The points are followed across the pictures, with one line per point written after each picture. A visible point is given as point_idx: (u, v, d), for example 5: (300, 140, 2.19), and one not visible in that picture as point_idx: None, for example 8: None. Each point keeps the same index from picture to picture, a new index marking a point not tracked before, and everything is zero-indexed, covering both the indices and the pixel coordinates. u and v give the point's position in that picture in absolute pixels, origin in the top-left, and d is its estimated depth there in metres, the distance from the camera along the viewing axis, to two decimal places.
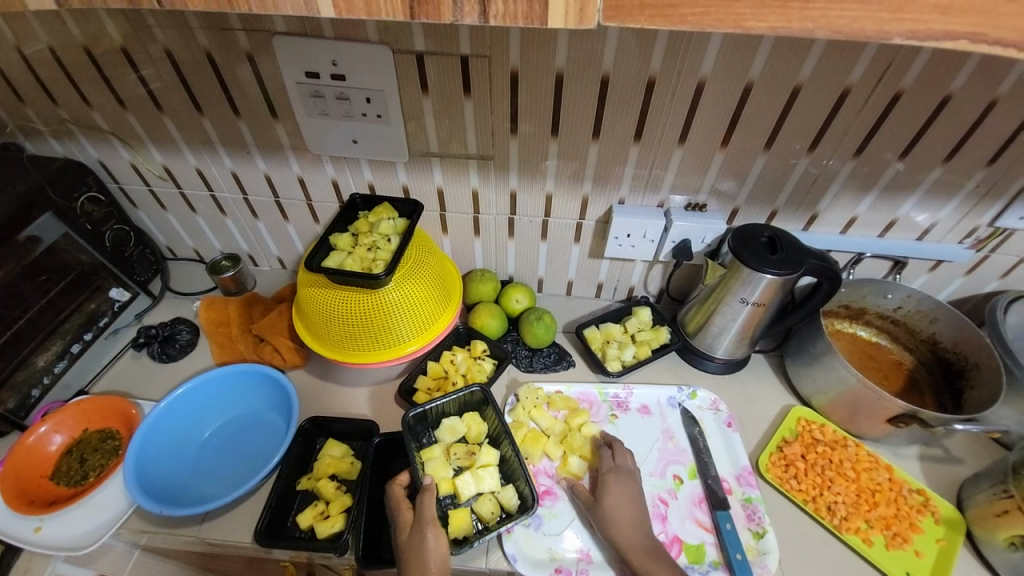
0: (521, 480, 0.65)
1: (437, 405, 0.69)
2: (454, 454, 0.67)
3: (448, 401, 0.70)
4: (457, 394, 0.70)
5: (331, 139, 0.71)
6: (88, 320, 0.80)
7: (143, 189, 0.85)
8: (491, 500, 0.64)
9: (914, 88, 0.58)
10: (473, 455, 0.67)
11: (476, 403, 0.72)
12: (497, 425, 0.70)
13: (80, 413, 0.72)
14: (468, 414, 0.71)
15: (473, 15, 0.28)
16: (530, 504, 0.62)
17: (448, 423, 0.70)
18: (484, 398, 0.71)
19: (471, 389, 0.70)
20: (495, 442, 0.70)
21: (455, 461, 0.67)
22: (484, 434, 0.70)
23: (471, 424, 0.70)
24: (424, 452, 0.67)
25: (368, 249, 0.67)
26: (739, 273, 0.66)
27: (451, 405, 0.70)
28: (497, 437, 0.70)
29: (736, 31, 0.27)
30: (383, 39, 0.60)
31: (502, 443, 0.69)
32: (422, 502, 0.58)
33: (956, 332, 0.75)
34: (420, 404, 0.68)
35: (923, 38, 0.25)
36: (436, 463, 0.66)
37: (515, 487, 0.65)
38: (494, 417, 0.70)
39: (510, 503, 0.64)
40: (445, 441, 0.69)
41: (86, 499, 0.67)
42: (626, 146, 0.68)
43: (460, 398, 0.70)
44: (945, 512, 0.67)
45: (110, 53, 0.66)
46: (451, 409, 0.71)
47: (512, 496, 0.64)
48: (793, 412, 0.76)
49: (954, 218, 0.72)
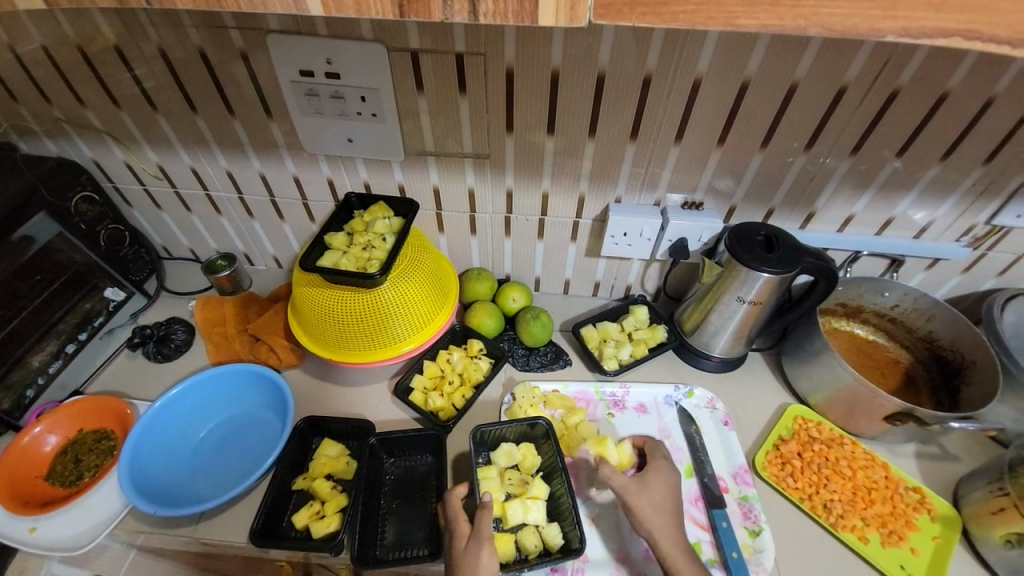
0: (568, 519, 0.63)
1: (496, 429, 0.69)
2: (508, 478, 0.66)
3: (509, 427, 0.69)
4: (518, 422, 0.69)
5: (327, 138, 0.71)
6: (82, 320, 0.79)
7: (138, 188, 0.85)
8: (534, 534, 0.62)
9: (911, 85, 0.57)
10: (526, 485, 0.65)
11: (535, 435, 0.70)
12: (553, 459, 0.68)
13: (74, 413, 0.71)
14: (525, 444, 0.70)
15: (462, 13, 0.27)
16: (576, 548, 0.60)
17: (505, 448, 0.69)
18: (545, 432, 0.69)
19: (533, 421, 0.69)
20: (548, 476, 0.68)
21: (509, 486, 0.66)
22: (538, 466, 0.68)
23: (526, 454, 0.69)
24: (481, 470, 0.66)
25: (364, 249, 0.67)
26: (736, 272, 0.66)
27: (510, 431, 0.69)
28: (550, 471, 0.68)
29: (728, 30, 0.26)
30: (377, 37, 0.60)
31: (555, 478, 0.66)
32: (480, 517, 0.57)
33: (953, 330, 0.75)
34: (485, 425, 0.68)
35: (917, 36, 0.25)
36: (492, 484, 0.65)
37: (561, 527, 0.63)
38: (551, 452, 0.69)
39: (553, 541, 0.61)
40: (500, 464, 0.68)
41: (81, 500, 0.67)
42: (622, 145, 0.67)
43: (520, 426, 0.69)
44: (941, 509, 0.67)
45: (104, 52, 0.65)
46: (510, 435, 0.70)
47: (555, 534, 0.62)
48: (790, 410, 0.76)
49: (951, 217, 0.71)
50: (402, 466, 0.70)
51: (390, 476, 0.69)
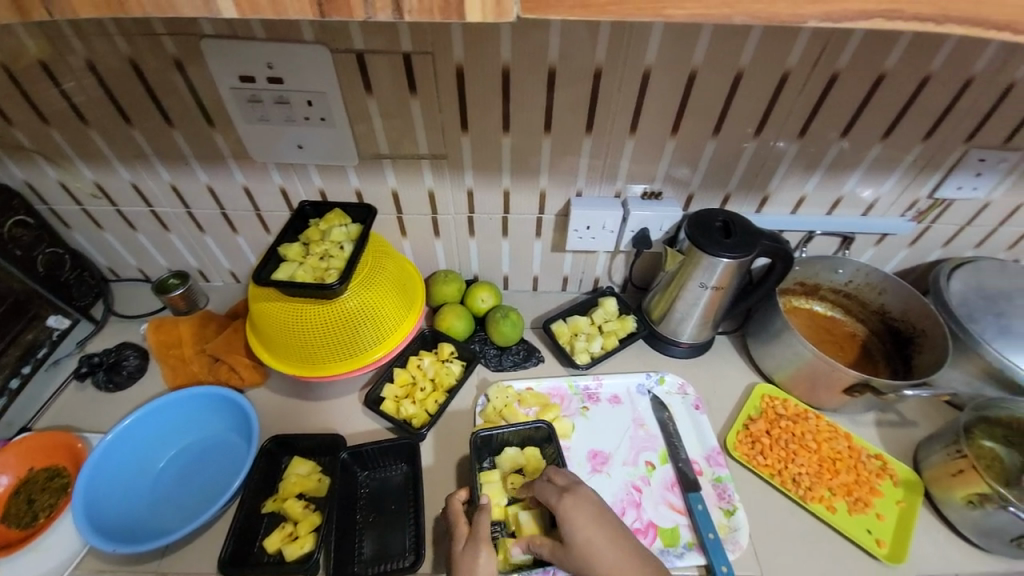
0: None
1: (499, 434, 0.68)
2: (511, 483, 0.66)
3: (511, 431, 0.69)
4: (521, 426, 0.68)
5: (276, 145, 0.68)
6: (25, 353, 0.74)
7: (76, 209, 0.80)
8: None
9: (850, 68, 0.59)
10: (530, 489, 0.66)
11: (537, 438, 0.70)
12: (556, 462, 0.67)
13: (23, 452, 0.67)
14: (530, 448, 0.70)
15: (386, 11, 0.26)
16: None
17: (509, 453, 0.69)
18: (547, 436, 0.69)
19: (536, 425, 0.69)
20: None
21: (510, 491, 0.66)
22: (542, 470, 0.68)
23: (529, 458, 0.69)
24: (483, 475, 0.67)
25: (321, 258, 0.65)
26: (697, 258, 0.67)
27: (512, 436, 0.69)
28: None
29: (657, 20, 0.26)
30: (320, 39, 0.57)
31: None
32: (478, 520, 0.57)
33: (904, 302, 0.78)
34: (488, 429, 0.68)
35: (839, 20, 0.26)
36: (494, 488, 0.65)
37: None
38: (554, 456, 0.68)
39: None
40: (502, 468, 0.68)
41: (38, 542, 0.63)
42: (579, 138, 0.67)
43: (523, 430, 0.69)
44: (902, 474, 0.70)
45: (23, 66, 0.61)
46: (513, 439, 0.70)
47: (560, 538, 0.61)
48: (757, 390, 0.78)
49: (895, 192, 0.74)
50: (378, 478, 0.69)
51: (365, 489, 0.68)
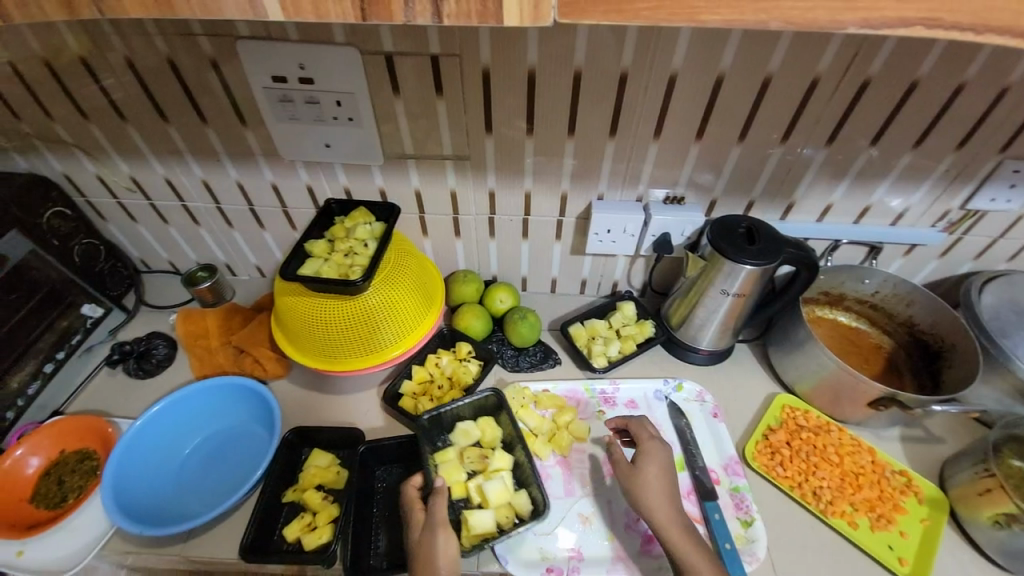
0: (532, 485, 0.64)
1: (451, 408, 0.69)
2: (468, 457, 0.67)
3: (463, 404, 0.70)
4: (471, 398, 0.70)
5: (304, 144, 0.70)
6: (61, 338, 0.77)
7: (112, 202, 0.83)
8: (500, 507, 0.62)
9: (882, 75, 0.58)
10: (486, 459, 0.67)
11: (491, 408, 0.71)
12: (510, 430, 0.69)
13: (55, 435, 0.69)
14: (483, 418, 0.71)
15: (426, 15, 0.27)
16: (542, 509, 0.61)
17: (462, 427, 0.69)
18: (498, 403, 0.70)
19: (485, 394, 0.70)
20: (510, 447, 0.69)
21: (469, 466, 0.67)
22: (498, 438, 0.70)
23: (485, 429, 0.70)
24: (438, 455, 0.67)
25: (345, 255, 0.66)
26: (718, 264, 0.66)
27: (465, 409, 0.70)
28: (511, 442, 0.69)
29: (692, 25, 0.26)
30: (351, 41, 0.59)
31: (517, 448, 0.68)
32: (434, 503, 0.57)
33: (933, 314, 0.76)
34: (435, 407, 0.68)
35: (877, 27, 0.26)
36: (449, 466, 0.66)
37: (528, 492, 0.64)
38: (508, 422, 0.70)
39: (523, 507, 0.63)
40: (459, 444, 0.69)
41: (68, 521, 0.65)
42: (602, 142, 0.67)
43: (475, 402, 0.70)
44: (928, 492, 0.69)
45: (68, 63, 0.64)
46: (466, 412, 0.71)
47: (524, 501, 0.63)
48: (777, 400, 0.77)
49: (926, 202, 0.73)
50: (394, 474, 0.70)
51: (382, 484, 0.69)
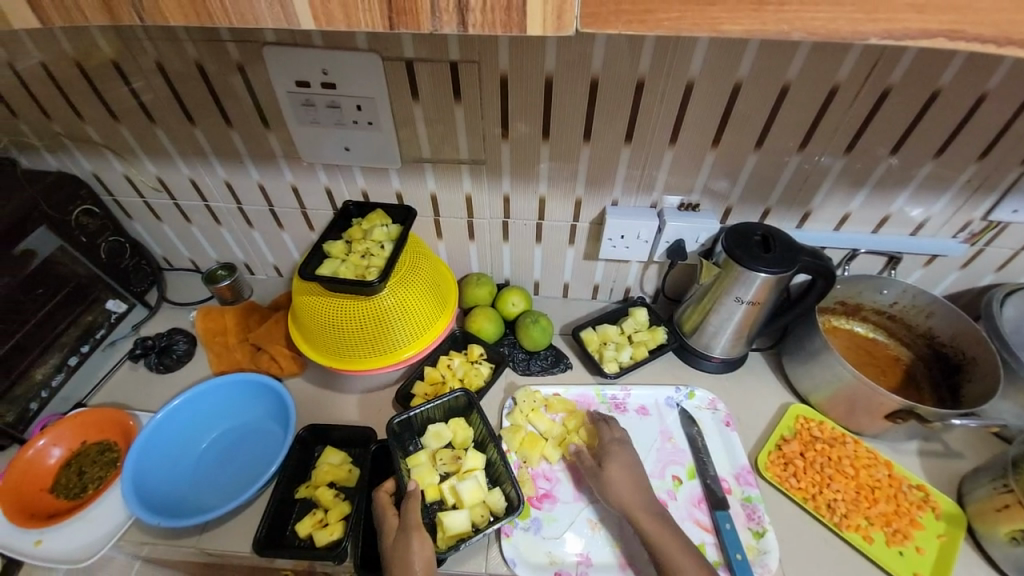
0: (506, 482, 0.64)
1: (421, 412, 0.69)
2: (441, 459, 0.67)
3: (433, 407, 0.70)
4: (439, 400, 0.70)
5: (324, 146, 0.72)
6: (85, 332, 0.80)
7: (138, 201, 0.86)
8: (474, 506, 0.62)
9: (903, 83, 0.58)
10: (458, 460, 0.67)
11: (460, 409, 0.71)
12: (481, 429, 0.69)
13: (78, 426, 0.71)
14: (454, 419, 0.71)
15: (452, 23, 0.28)
16: (517, 506, 0.61)
17: (433, 430, 0.69)
18: (468, 403, 0.70)
19: (454, 395, 0.70)
20: (482, 446, 0.69)
21: (441, 468, 0.67)
22: (470, 439, 0.70)
23: (456, 430, 0.69)
24: (410, 459, 0.67)
25: (362, 256, 0.67)
26: (733, 272, 0.66)
27: (435, 411, 0.70)
28: (483, 441, 0.69)
29: (713, 35, 0.27)
30: (373, 47, 0.60)
31: (488, 447, 0.68)
32: (407, 508, 0.57)
33: (953, 326, 0.75)
34: (404, 411, 0.68)
35: (900, 38, 0.26)
36: (421, 470, 0.66)
37: (502, 490, 0.64)
38: (479, 421, 0.70)
39: (497, 505, 0.62)
40: (430, 447, 0.68)
41: (86, 511, 0.67)
42: (618, 148, 0.68)
43: (444, 404, 0.70)
44: (945, 507, 0.67)
45: (100, 66, 0.66)
46: (437, 415, 0.71)
47: (498, 499, 0.62)
48: (792, 410, 0.76)
49: (948, 212, 0.71)
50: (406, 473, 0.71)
51: None
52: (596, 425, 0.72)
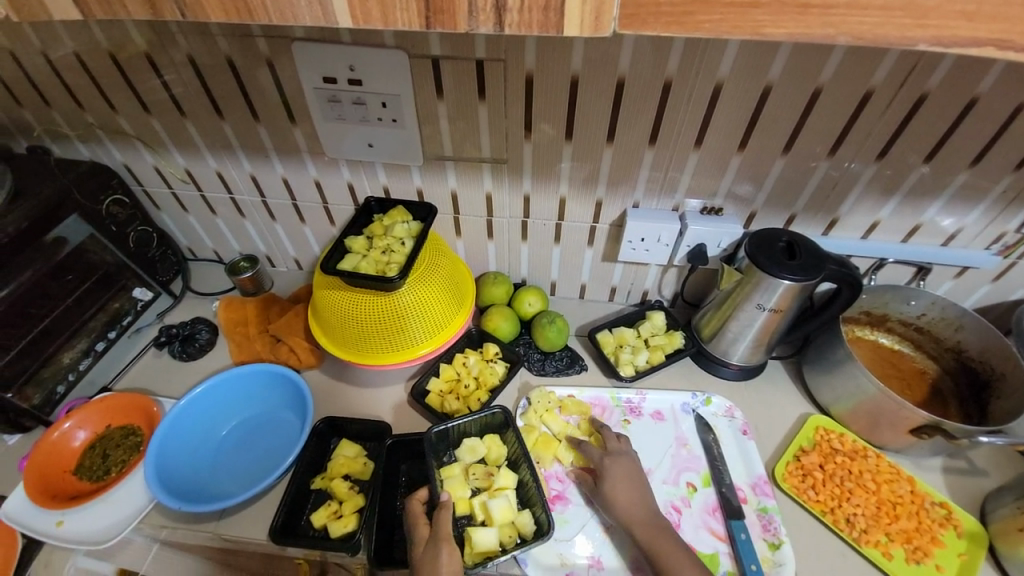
0: (537, 505, 0.63)
1: (457, 425, 0.68)
2: (473, 474, 0.67)
3: (469, 420, 0.69)
4: (478, 415, 0.69)
5: (347, 142, 0.72)
6: (112, 319, 0.82)
7: (166, 192, 0.87)
8: (503, 526, 0.61)
9: (941, 89, 0.56)
10: (491, 477, 0.66)
11: (496, 425, 0.71)
12: (516, 448, 0.68)
13: (104, 410, 0.73)
14: (489, 435, 0.70)
15: (489, 24, 0.28)
16: (547, 531, 0.60)
17: (469, 443, 0.69)
18: (505, 420, 0.70)
19: (492, 411, 0.69)
20: (514, 465, 0.69)
21: (473, 483, 0.67)
22: (503, 457, 0.69)
23: (491, 446, 0.69)
24: (444, 470, 0.67)
25: (383, 252, 0.68)
26: (756, 278, 0.65)
27: (471, 425, 0.69)
28: (516, 461, 0.68)
29: (755, 39, 0.26)
30: (399, 44, 0.60)
31: (521, 467, 0.67)
32: (439, 518, 0.58)
33: (983, 341, 0.73)
34: (444, 422, 0.68)
35: (949, 45, 0.25)
36: (455, 482, 0.65)
37: (532, 512, 0.63)
38: (514, 440, 0.69)
39: (526, 528, 0.61)
40: (464, 460, 0.68)
41: (108, 494, 0.69)
42: (642, 150, 0.67)
43: (481, 418, 0.69)
44: (968, 525, 0.65)
45: (134, 58, 0.67)
46: (473, 429, 0.70)
47: (528, 521, 0.62)
48: (811, 421, 0.75)
49: (981, 223, 0.69)
50: (418, 469, 0.71)
51: (406, 479, 0.70)
52: (578, 447, 0.70)
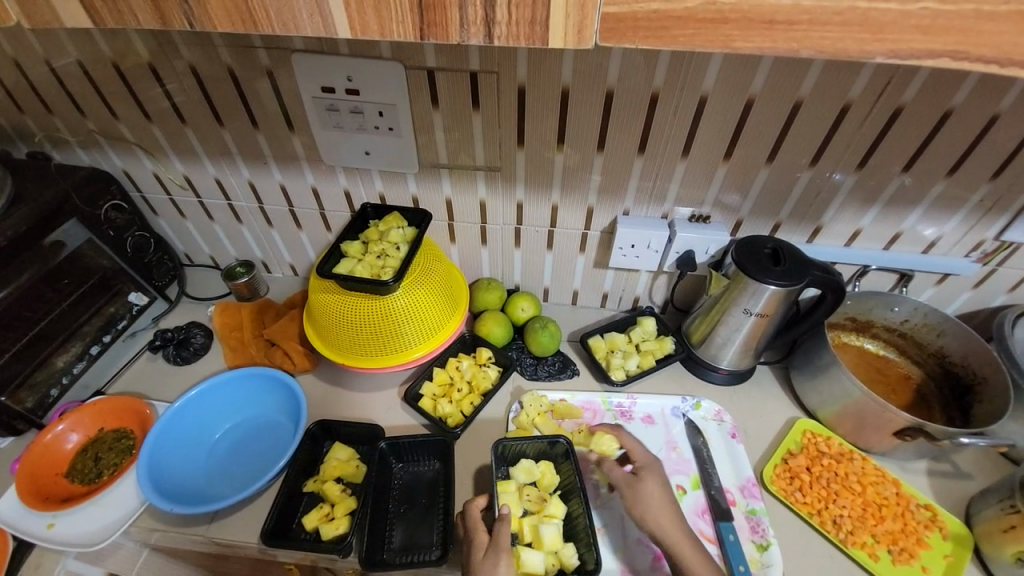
0: (583, 540, 0.62)
1: (518, 444, 0.68)
2: (527, 495, 0.65)
3: (529, 443, 0.69)
4: (540, 439, 0.69)
5: (344, 150, 0.74)
6: (107, 323, 0.82)
7: (164, 198, 0.89)
8: (549, 553, 0.61)
9: (914, 103, 0.58)
10: (544, 502, 0.65)
11: (555, 453, 0.70)
12: (571, 479, 0.67)
13: (97, 412, 0.74)
14: (545, 461, 0.70)
15: (478, 36, 0.30)
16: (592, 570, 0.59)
17: (525, 464, 0.68)
18: (566, 452, 0.69)
19: (555, 439, 0.69)
20: (565, 496, 0.67)
21: (526, 503, 0.65)
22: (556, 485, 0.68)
23: (545, 471, 0.68)
24: (501, 483, 0.66)
25: (378, 257, 0.69)
26: (743, 284, 0.67)
27: (530, 447, 0.69)
28: (569, 492, 0.67)
29: (726, 51, 0.28)
30: (396, 56, 0.63)
31: (573, 499, 0.66)
32: (498, 529, 0.57)
33: (965, 346, 0.75)
34: (507, 440, 0.68)
35: (905, 57, 0.27)
36: (509, 498, 0.64)
37: (577, 548, 0.62)
38: (570, 472, 0.68)
39: (569, 561, 0.61)
40: (518, 479, 0.67)
41: (100, 497, 0.69)
42: (630, 159, 0.69)
43: (541, 444, 0.69)
44: (953, 527, 0.66)
45: (137, 68, 0.69)
46: (530, 451, 0.70)
47: (572, 555, 0.61)
48: (799, 425, 0.76)
49: (959, 232, 0.72)
50: (410, 471, 0.72)
51: (398, 481, 0.71)
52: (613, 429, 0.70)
